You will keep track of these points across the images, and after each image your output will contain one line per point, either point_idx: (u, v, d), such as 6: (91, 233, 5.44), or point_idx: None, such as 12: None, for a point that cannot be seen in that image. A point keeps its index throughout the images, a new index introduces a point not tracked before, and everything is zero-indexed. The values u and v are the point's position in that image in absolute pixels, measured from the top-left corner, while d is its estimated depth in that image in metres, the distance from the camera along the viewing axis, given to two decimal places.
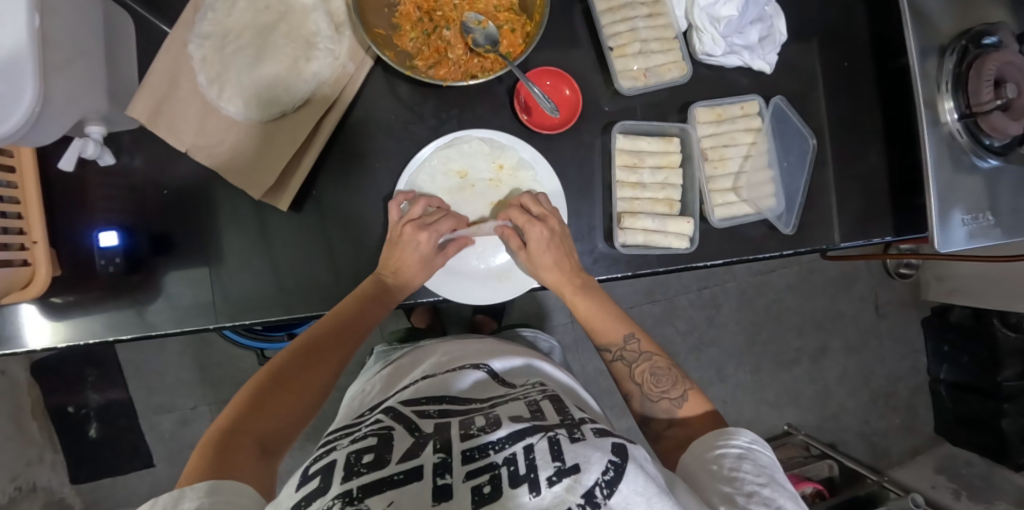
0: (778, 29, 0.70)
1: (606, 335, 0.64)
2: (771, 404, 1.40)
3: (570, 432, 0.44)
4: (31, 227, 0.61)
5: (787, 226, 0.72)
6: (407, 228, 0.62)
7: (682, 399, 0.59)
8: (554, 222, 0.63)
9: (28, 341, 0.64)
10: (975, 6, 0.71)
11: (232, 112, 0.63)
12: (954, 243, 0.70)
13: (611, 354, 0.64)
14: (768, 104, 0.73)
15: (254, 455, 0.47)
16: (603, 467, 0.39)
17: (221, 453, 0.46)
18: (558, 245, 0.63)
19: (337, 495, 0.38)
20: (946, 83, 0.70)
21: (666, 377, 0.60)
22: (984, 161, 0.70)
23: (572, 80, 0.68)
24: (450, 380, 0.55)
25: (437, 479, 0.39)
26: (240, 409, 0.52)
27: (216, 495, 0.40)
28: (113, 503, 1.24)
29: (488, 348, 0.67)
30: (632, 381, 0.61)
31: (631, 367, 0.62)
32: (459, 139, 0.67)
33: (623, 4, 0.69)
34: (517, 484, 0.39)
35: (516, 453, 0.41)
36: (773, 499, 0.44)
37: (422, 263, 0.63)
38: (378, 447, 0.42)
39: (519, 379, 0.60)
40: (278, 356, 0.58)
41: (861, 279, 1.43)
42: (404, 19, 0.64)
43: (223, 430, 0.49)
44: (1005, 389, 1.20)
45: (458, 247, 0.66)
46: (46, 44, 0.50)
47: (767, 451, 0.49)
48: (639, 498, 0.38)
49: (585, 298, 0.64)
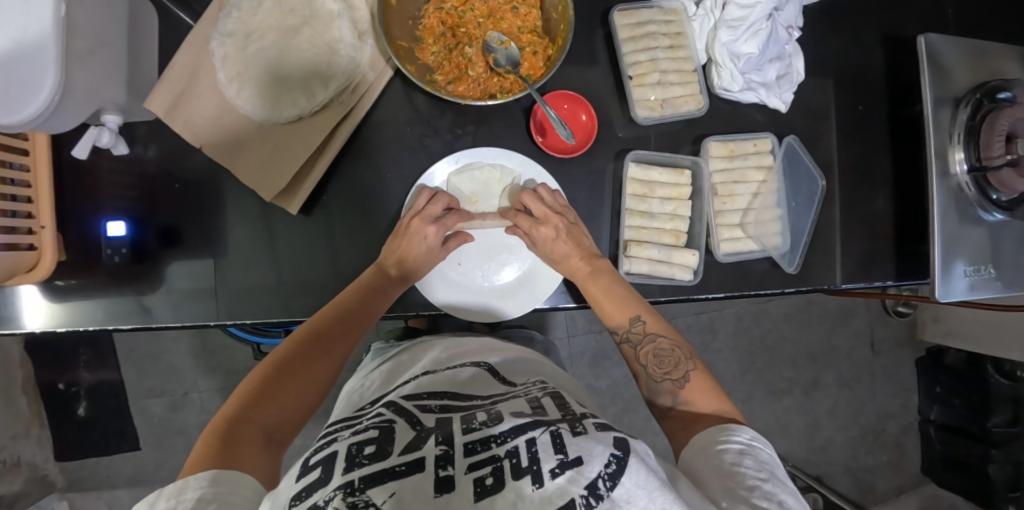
0: (797, 69, 0.71)
1: (617, 315, 0.62)
2: (761, 433, 1.41)
3: (572, 426, 0.44)
4: (40, 211, 0.61)
5: (791, 265, 0.72)
6: (413, 220, 0.64)
7: (684, 380, 0.57)
8: (557, 221, 0.65)
9: (26, 322, 0.64)
10: (989, 61, 0.72)
11: (248, 111, 0.63)
12: (954, 294, 0.70)
13: (619, 335, 0.62)
14: (781, 143, 0.74)
15: (259, 446, 0.46)
16: (605, 460, 0.39)
17: (227, 443, 0.45)
18: (571, 237, 0.65)
19: (339, 486, 0.38)
20: (958, 135, 0.71)
21: (668, 358, 0.58)
22: (989, 215, 0.71)
23: (589, 106, 0.69)
24: (452, 376, 0.56)
25: (440, 471, 0.39)
26: (246, 400, 0.50)
27: (218, 485, 0.40)
28: (97, 483, 1.24)
29: (488, 346, 0.67)
30: (637, 363, 0.60)
31: (636, 348, 0.60)
32: (472, 164, 0.68)
33: (646, 34, 0.69)
34: (520, 476, 0.38)
35: (519, 446, 0.41)
36: (775, 493, 0.43)
37: (426, 256, 0.64)
38: (380, 439, 0.42)
39: (519, 376, 0.60)
40: (277, 347, 0.56)
41: (859, 314, 1.44)
42: (427, 33, 0.65)
43: (228, 420, 0.48)
44: (994, 435, 1.20)
45: (458, 242, 0.67)
46: (70, 34, 0.51)
47: (768, 450, 0.49)
48: (641, 491, 0.38)
49: (593, 280, 0.64)
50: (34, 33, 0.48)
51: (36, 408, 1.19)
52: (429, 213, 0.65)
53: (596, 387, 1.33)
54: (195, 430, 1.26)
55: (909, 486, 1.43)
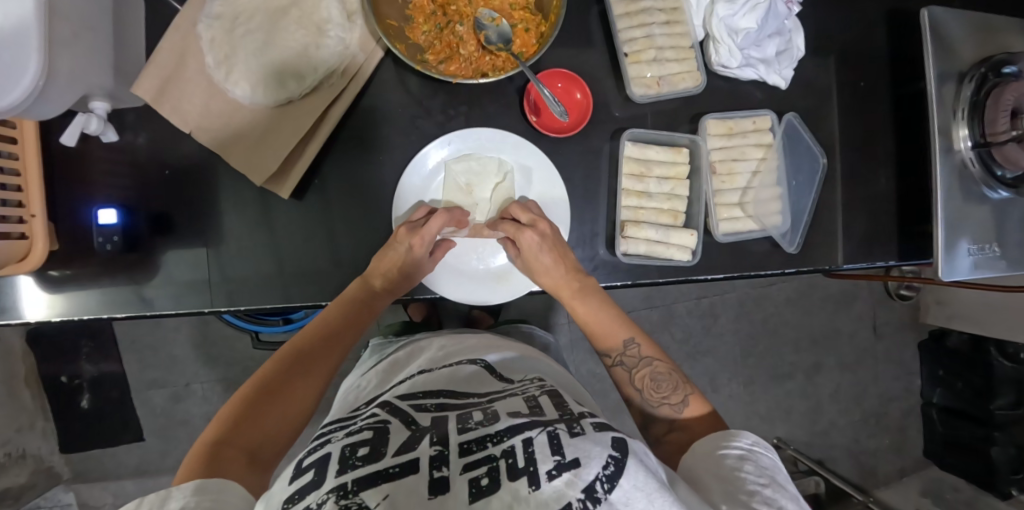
0: (796, 44, 0.69)
1: (606, 340, 0.63)
2: (763, 417, 1.40)
3: (570, 426, 0.43)
4: (30, 200, 0.60)
5: (791, 245, 0.71)
6: (401, 230, 0.62)
7: (682, 405, 0.56)
8: (544, 226, 0.64)
9: (24, 312, 0.64)
10: (994, 34, 0.71)
11: (238, 95, 0.63)
12: (958, 272, 0.69)
13: (611, 359, 0.62)
14: (781, 120, 0.72)
15: (242, 465, 0.46)
16: (603, 461, 0.38)
17: (210, 462, 0.45)
18: (554, 248, 0.63)
19: (332, 489, 0.37)
20: (963, 111, 0.69)
21: (666, 383, 0.58)
22: (994, 192, 0.70)
23: (583, 83, 0.67)
24: (448, 374, 0.55)
25: (435, 472, 0.39)
26: (228, 422, 0.51)
27: (202, 494, 0.40)
28: (102, 474, 1.25)
29: (485, 342, 0.67)
30: (632, 387, 0.60)
31: (631, 372, 0.60)
32: (470, 155, 0.67)
33: (642, 10, 0.68)
34: (517, 477, 0.38)
35: (515, 446, 0.40)
36: (775, 499, 0.42)
37: (411, 265, 0.63)
38: (374, 440, 0.42)
39: (517, 373, 0.59)
40: (260, 369, 0.57)
41: (861, 297, 1.43)
42: (417, 12, 0.63)
43: (211, 442, 0.48)
44: (997, 417, 1.19)
45: (444, 250, 0.66)
46: (52, 18, 0.50)
47: (771, 455, 0.48)
48: (640, 494, 0.37)
49: (581, 300, 0.64)
50: (15, 19, 0.47)
51: (39, 400, 1.20)
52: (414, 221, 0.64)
53: (597, 373, 1.33)
54: (198, 420, 1.27)
55: (911, 469, 1.43)
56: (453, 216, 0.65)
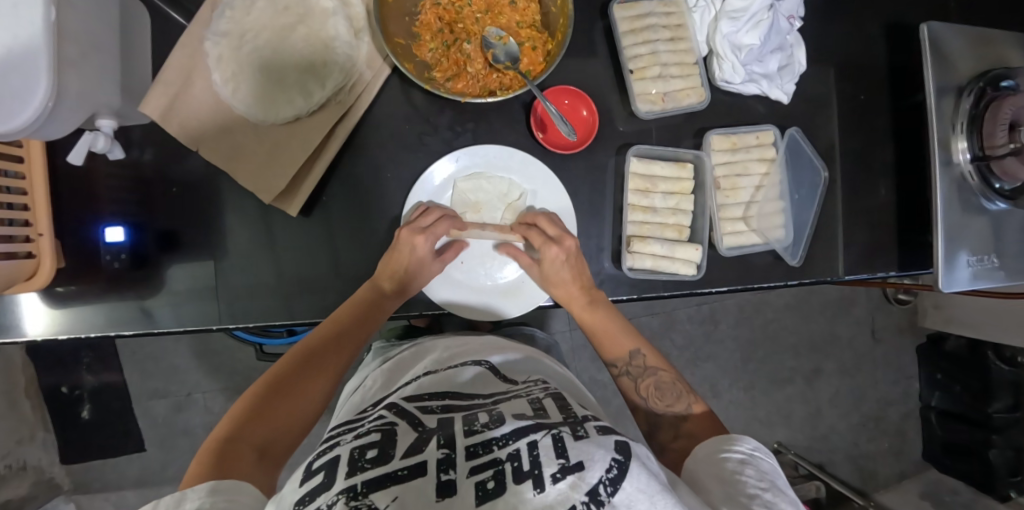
0: (798, 59, 0.70)
1: (613, 351, 0.65)
2: (763, 421, 1.41)
3: (574, 430, 0.43)
4: (37, 219, 0.60)
5: (794, 258, 0.72)
6: (403, 231, 0.62)
7: (688, 412, 0.58)
8: (570, 243, 0.64)
9: (28, 329, 0.64)
10: (992, 49, 0.72)
11: (243, 113, 0.63)
12: (958, 283, 0.70)
13: (617, 369, 0.64)
14: (783, 135, 0.73)
15: (253, 462, 0.47)
16: (606, 465, 0.39)
17: (222, 458, 0.45)
18: (574, 263, 0.64)
19: (342, 490, 0.38)
20: (961, 124, 0.70)
21: (670, 391, 0.60)
22: (991, 203, 0.70)
23: (589, 100, 0.68)
24: (450, 376, 0.56)
25: (442, 475, 0.39)
26: (239, 418, 0.51)
27: (217, 494, 0.40)
28: (103, 485, 1.24)
29: (489, 342, 0.67)
30: (638, 395, 0.61)
31: (636, 381, 0.62)
32: (481, 175, 0.68)
33: (646, 26, 0.68)
34: (521, 480, 0.38)
35: (520, 449, 0.40)
36: (776, 503, 0.43)
37: (416, 264, 0.62)
38: (382, 443, 0.42)
39: (521, 375, 0.60)
40: (273, 367, 0.57)
41: (860, 302, 1.44)
42: (424, 29, 0.64)
43: (222, 439, 0.48)
44: (994, 421, 1.21)
45: (456, 251, 0.66)
46: (61, 39, 0.50)
47: (770, 460, 0.48)
48: (642, 496, 0.38)
49: (591, 312, 0.65)
50: (24, 39, 0.47)
51: (39, 411, 1.19)
52: (419, 224, 0.64)
53: (598, 379, 1.33)
54: (200, 430, 1.26)
55: (911, 472, 1.44)
56: (455, 224, 0.66)
